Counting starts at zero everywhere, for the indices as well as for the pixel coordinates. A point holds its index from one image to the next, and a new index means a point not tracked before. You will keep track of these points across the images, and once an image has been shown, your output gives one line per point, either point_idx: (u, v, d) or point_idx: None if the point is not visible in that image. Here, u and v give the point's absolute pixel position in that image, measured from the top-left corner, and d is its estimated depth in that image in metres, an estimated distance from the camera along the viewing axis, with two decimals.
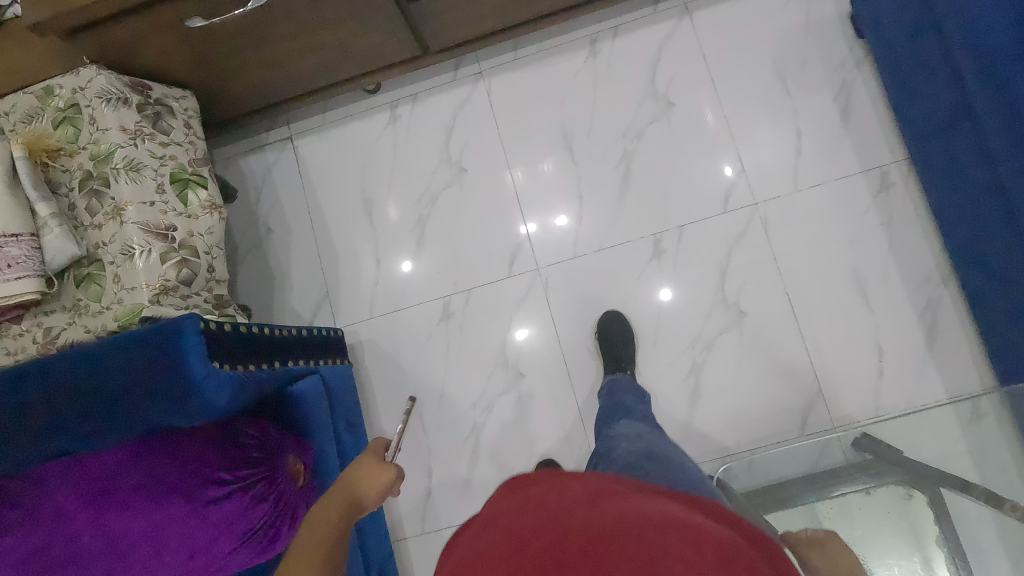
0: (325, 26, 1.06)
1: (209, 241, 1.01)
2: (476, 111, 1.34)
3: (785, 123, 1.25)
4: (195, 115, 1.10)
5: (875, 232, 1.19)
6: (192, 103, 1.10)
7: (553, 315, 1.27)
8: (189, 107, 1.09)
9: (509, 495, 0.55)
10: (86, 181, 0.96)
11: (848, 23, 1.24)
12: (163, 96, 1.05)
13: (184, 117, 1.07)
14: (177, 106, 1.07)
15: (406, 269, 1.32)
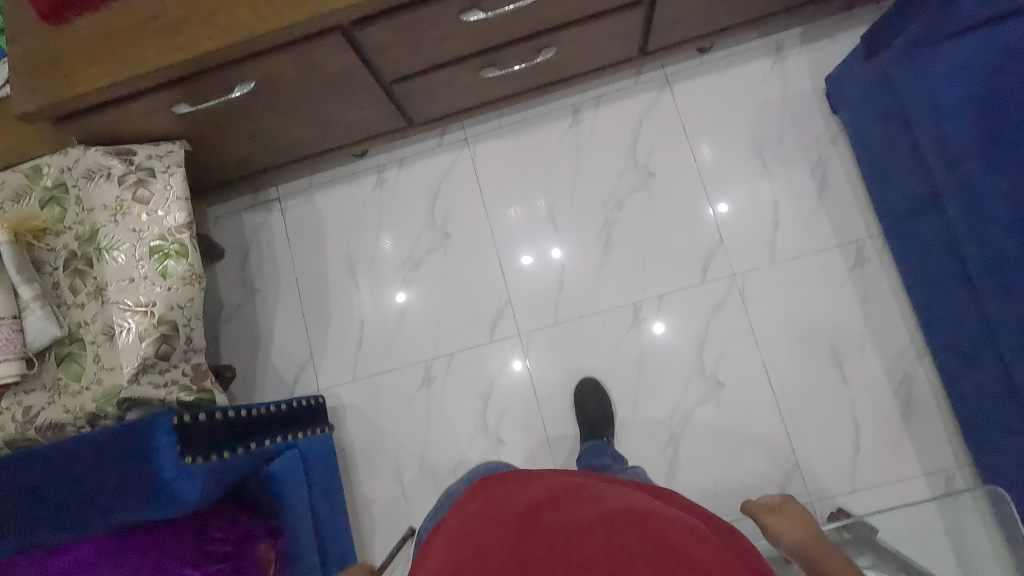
0: (312, 106, 1.09)
1: (188, 313, 0.99)
2: (461, 176, 1.37)
3: (763, 196, 1.27)
4: (179, 170, 1.02)
5: (850, 306, 1.21)
6: (179, 158, 1.03)
7: (542, 350, 1.28)
8: (174, 164, 1.02)
9: (472, 517, 0.64)
10: (70, 260, 0.98)
11: (824, 100, 1.28)
12: (149, 157, 1.01)
13: (167, 176, 1.01)
14: (161, 164, 1.01)
15: (400, 298, 1.35)
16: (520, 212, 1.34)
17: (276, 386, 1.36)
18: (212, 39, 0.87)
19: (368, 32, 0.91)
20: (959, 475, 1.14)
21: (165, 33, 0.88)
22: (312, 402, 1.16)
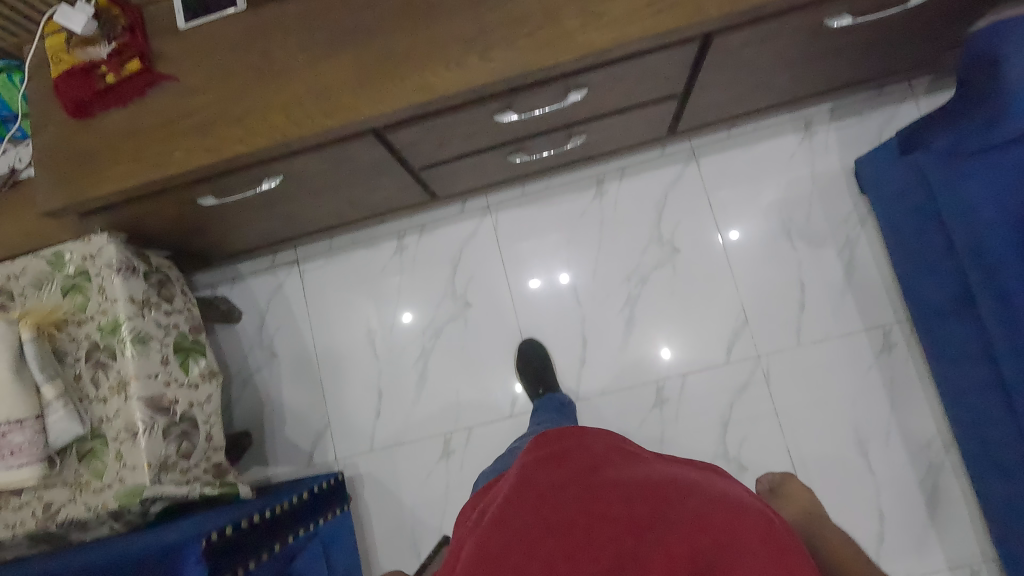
0: (339, 191, 1.07)
1: (206, 410, 1.04)
2: (483, 245, 1.36)
3: (789, 275, 1.26)
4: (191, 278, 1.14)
5: (877, 392, 1.20)
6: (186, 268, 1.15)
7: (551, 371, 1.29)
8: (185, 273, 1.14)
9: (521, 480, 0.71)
10: (92, 352, 0.96)
11: (853, 180, 1.26)
12: (163, 263, 1.09)
13: (182, 283, 1.11)
14: (175, 271, 1.11)
15: (406, 320, 1.35)
16: (542, 284, 1.33)
17: (292, 455, 1.34)
18: (244, 142, 0.85)
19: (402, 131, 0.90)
20: (984, 571, 1.13)
21: (195, 134, 0.87)
22: (339, 479, 1.18)
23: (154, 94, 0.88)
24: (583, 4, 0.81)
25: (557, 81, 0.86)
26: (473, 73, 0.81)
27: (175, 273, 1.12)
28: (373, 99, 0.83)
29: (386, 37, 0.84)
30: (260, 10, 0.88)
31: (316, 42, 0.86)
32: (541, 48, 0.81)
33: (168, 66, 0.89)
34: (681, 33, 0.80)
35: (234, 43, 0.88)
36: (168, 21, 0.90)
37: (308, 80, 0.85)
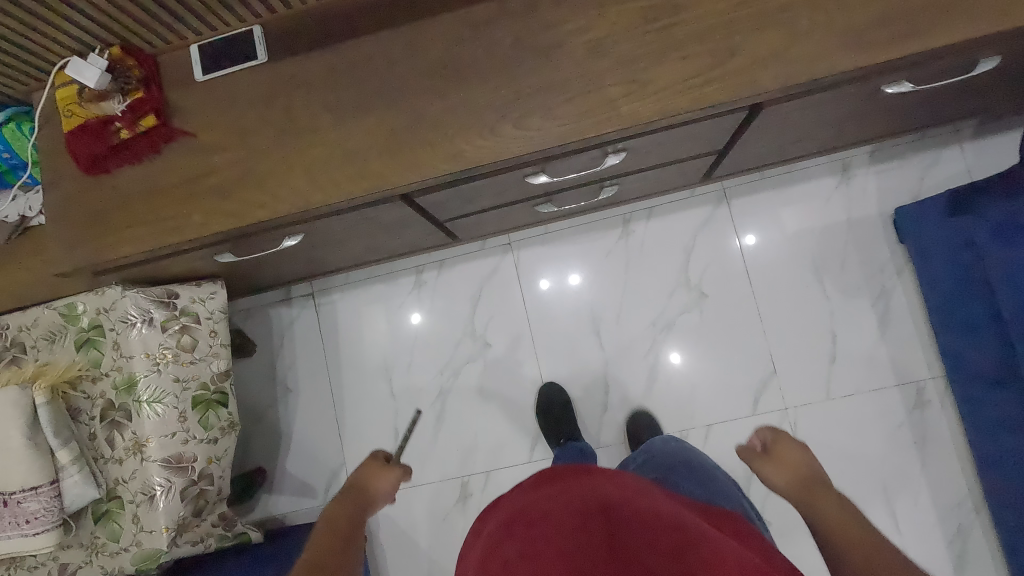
0: (360, 239, 1.03)
1: (223, 463, 1.01)
2: (503, 283, 1.32)
3: (820, 325, 1.22)
4: (222, 315, 1.03)
5: (908, 449, 1.17)
6: (220, 302, 1.03)
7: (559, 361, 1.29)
8: (217, 310, 1.02)
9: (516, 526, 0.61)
10: (108, 410, 0.94)
11: (892, 227, 1.21)
12: (192, 301, 0.99)
13: (211, 323, 1.01)
14: (205, 310, 1.00)
15: (416, 320, 1.33)
16: (564, 329, 1.29)
17: (307, 493, 1.32)
18: (265, 207, 0.81)
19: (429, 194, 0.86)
20: None
21: (215, 196, 0.82)
22: None
23: (172, 152, 0.84)
24: (627, 71, 0.76)
25: (594, 147, 0.81)
26: (508, 143, 0.77)
27: (206, 310, 1.01)
28: (402, 166, 0.79)
29: (417, 98, 0.79)
30: (283, 64, 0.83)
31: (341, 101, 0.81)
32: (582, 118, 0.76)
33: (186, 120, 0.84)
34: (730, 104, 0.75)
35: (254, 98, 0.83)
36: (185, 72, 0.85)
37: (333, 142, 0.81)
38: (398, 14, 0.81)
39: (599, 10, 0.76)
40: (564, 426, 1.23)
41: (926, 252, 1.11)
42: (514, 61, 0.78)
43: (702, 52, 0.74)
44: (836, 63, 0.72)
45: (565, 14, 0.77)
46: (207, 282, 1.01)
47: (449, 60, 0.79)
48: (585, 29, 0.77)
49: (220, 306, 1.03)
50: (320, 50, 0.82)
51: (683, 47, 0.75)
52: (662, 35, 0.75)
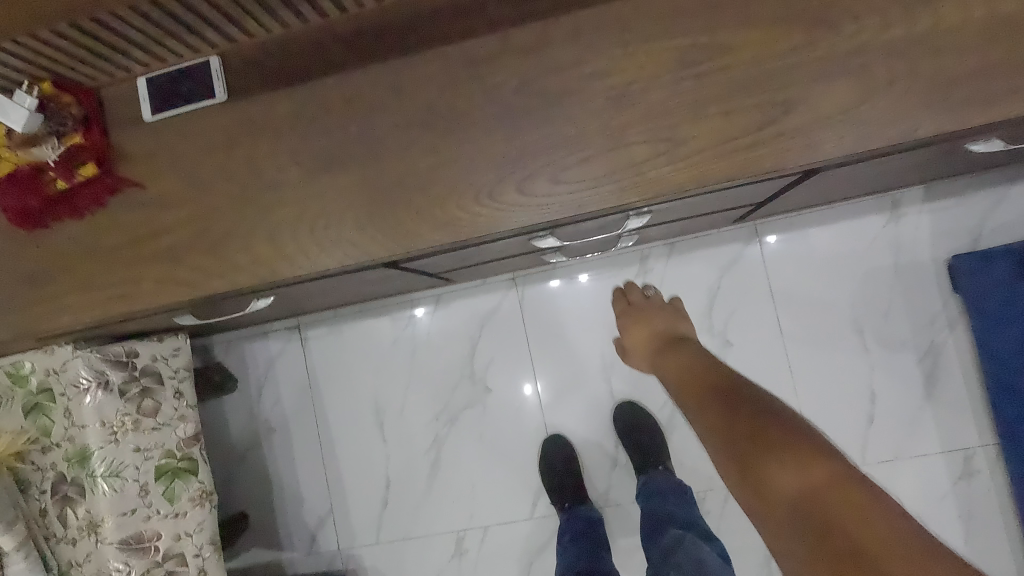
0: (344, 288, 0.92)
1: (198, 539, 0.90)
2: (505, 322, 1.20)
3: (859, 381, 1.09)
4: (186, 373, 0.95)
5: (950, 524, 1.06)
6: (184, 358, 0.95)
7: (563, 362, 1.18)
8: (181, 367, 0.94)
9: None
10: (58, 485, 0.84)
11: (946, 274, 1.08)
12: (153, 360, 0.91)
13: (176, 381, 0.93)
14: (168, 368, 0.92)
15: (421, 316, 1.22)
16: (573, 378, 1.18)
17: (292, 541, 1.24)
18: (225, 277, 0.70)
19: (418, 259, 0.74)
20: None
21: (167, 260, 0.71)
22: None
23: (119, 207, 0.72)
24: (657, 126, 0.62)
25: (611, 213, 0.69)
26: (510, 211, 0.64)
27: (168, 369, 0.92)
28: (384, 234, 0.67)
29: (402, 151, 0.66)
30: (245, 105, 0.70)
31: (313, 151, 0.68)
32: (599, 184, 0.63)
33: (133, 169, 0.72)
34: (780, 171, 0.62)
35: (212, 144, 0.71)
36: (132, 110, 0.72)
37: (302, 201, 0.68)
38: (381, 46, 0.67)
39: (625, 49, 0.62)
40: (568, 485, 1.13)
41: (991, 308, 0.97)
42: (519, 110, 0.64)
43: (752, 106, 0.60)
44: (918, 126, 0.58)
45: (583, 53, 0.63)
46: (169, 336, 0.94)
47: (440, 106, 0.66)
48: (607, 73, 0.63)
49: (184, 363, 0.95)
50: (288, 88, 0.69)
51: (726, 100, 0.61)
52: (702, 83, 0.61)
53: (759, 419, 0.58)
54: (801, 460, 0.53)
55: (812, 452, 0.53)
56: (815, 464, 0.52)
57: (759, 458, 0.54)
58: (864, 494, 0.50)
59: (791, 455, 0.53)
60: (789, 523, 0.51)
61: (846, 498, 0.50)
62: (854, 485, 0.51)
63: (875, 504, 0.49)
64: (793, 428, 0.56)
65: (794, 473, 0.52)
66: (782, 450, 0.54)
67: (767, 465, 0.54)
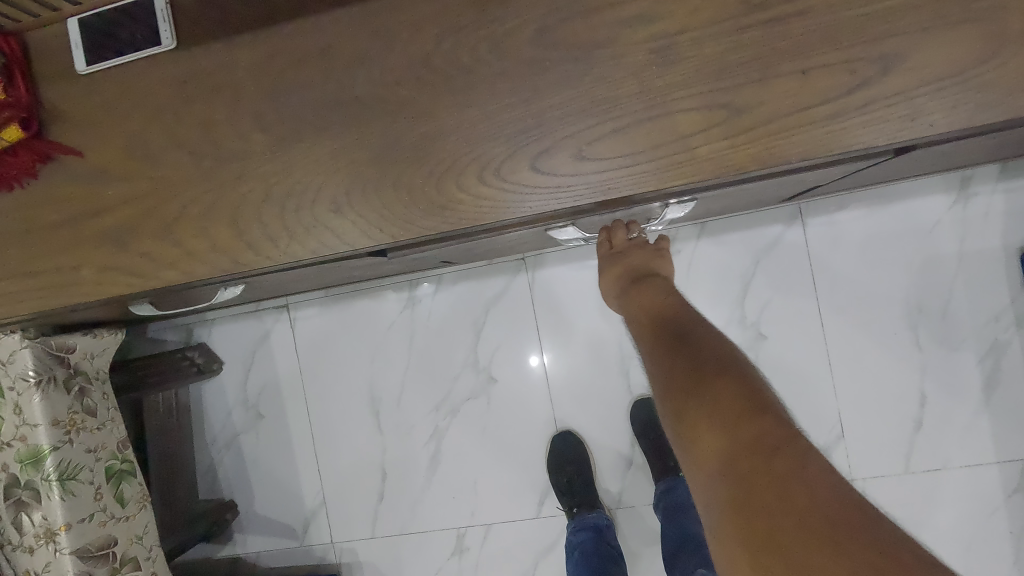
0: (328, 273, 0.80)
1: (149, 542, 0.84)
2: (512, 307, 1.08)
3: (908, 382, 0.98)
4: (106, 376, 0.84)
5: (999, 541, 0.96)
6: (107, 356, 0.85)
7: (574, 346, 1.07)
8: (101, 369, 0.84)
9: None
10: (11, 488, 0.75)
11: (1018, 264, 0.94)
12: (81, 358, 0.80)
13: (101, 384, 0.83)
14: (93, 367, 0.82)
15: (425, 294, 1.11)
16: (586, 370, 1.07)
17: (282, 534, 1.17)
18: (178, 267, 0.58)
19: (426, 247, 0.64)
20: None
21: (109, 245, 0.59)
22: None
23: (52, 178, 0.60)
24: (712, 89, 0.48)
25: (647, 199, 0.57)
26: (523, 194, 0.52)
27: (94, 368, 0.83)
28: (367, 218, 0.55)
29: (388, 116, 0.53)
30: (198, 55, 0.57)
31: (280, 114, 0.55)
32: (634, 162, 0.50)
33: (68, 134, 0.59)
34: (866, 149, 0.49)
35: (160, 104, 0.58)
36: (63, 60, 0.59)
37: (268, 176, 0.56)
38: None
39: None
40: (578, 488, 1.04)
41: None
42: (536, 66, 0.51)
43: (839, 65, 0.47)
44: None
45: None
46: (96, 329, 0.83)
47: (437, 59, 0.52)
48: (650, 19, 0.49)
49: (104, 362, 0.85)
50: (249, 34, 0.56)
51: (805, 56, 0.47)
52: (775, 33, 0.47)
53: (700, 365, 0.49)
54: (726, 421, 0.44)
55: (739, 408, 0.44)
56: (735, 424, 0.43)
57: (685, 408, 0.47)
58: (785, 463, 0.40)
59: (720, 412, 0.45)
60: (706, 489, 0.43)
61: (762, 463, 0.41)
62: (777, 446, 0.41)
63: (805, 471, 0.40)
64: (734, 378, 0.47)
65: (715, 434, 0.44)
66: (708, 401, 0.46)
67: (693, 425, 0.46)
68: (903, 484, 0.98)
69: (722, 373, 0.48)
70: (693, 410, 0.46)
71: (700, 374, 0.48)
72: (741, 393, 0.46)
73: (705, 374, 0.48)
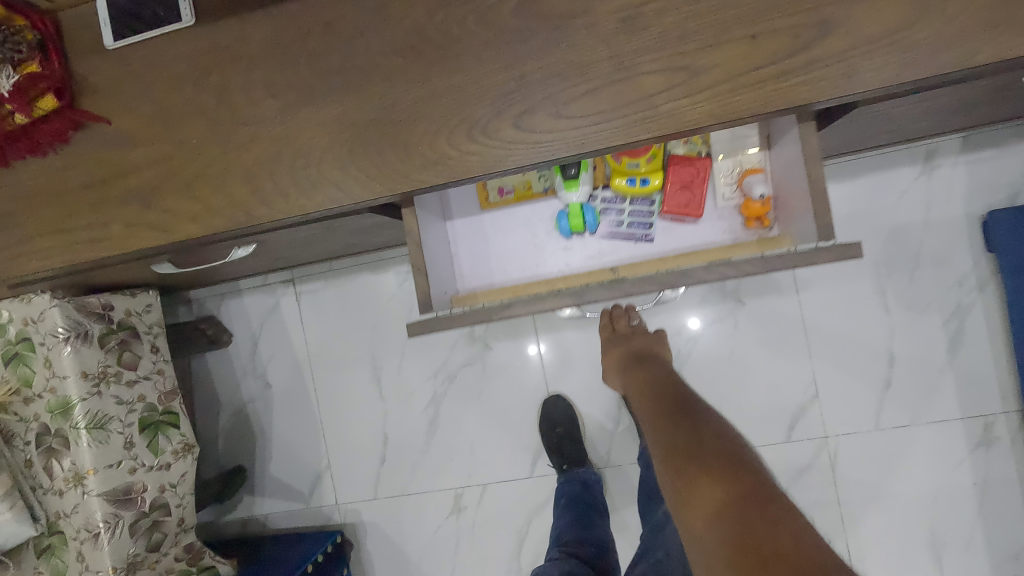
0: (331, 240, 0.87)
1: (181, 490, 0.91)
2: (518, 330, 1.15)
3: (877, 344, 1.04)
4: (160, 329, 0.95)
5: (964, 492, 1.02)
6: (156, 315, 0.95)
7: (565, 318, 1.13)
8: (155, 323, 0.94)
9: None
10: (43, 436, 0.81)
11: (980, 233, 1.00)
12: (127, 314, 0.90)
13: (152, 337, 0.93)
14: (143, 323, 0.92)
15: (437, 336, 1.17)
16: (577, 340, 1.13)
17: (291, 496, 1.23)
18: (198, 221, 0.64)
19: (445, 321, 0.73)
20: None
21: (135, 203, 0.65)
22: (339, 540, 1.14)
23: (81, 143, 0.66)
24: (672, 53, 0.55)
25: (639, 280, 0.63)
26: (506, 150, 0.58)
27: (144, 324, 0.92)
28: (368, 175, 0.61)
29: (386, 84, 0.60)
30: (215, 32, 0.63)
31: (289, 83, 0.62)
32: (604, 119, 0.56)
33: (97, 102, 0.66)
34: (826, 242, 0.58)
35: (181, 75, 0.64)
36: (92, 37, 0.66)
37: (278, 139, 0.62)
38: None
39: None
40: (567, 447, 1.10)
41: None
42: (518, 34, 0.57)
43: (783, 30, 0.53)
44: (976, 50, 0.50)
45: None
46: (143, 291, 0.95)
47: (429, 31, 0.59)
48: None
49: (158, 320, 0.95)
50: (262, 11, 0.62)
51: (753, 22, 0.53)
52: (725, 2, 0.53)
53: (700, 434, 0.59)
54: (725, 472, 0.53)
55: (735, 467, 0.53)
56: (733, 479, 0.52)
57: (689, 465, 0.55)
58: (776, 509, 0.48)
59: (718, 468, 0.53)
60: (707, 530, 0.50)
61: (758, 506, 0.49)
62: (769, 497, 0.50)
63: (793, 519, 0.48)
64: (727, 447, 0.56)
65: (716, 483, 0.52)
66: (706, 461, 0.55)
67: (693, 479, 0.54)
68: (871, 441, 1.05)
69: (716, 439, 0.58)
70: (692, 466, 0.55)
71: (700, 440, 0.57)
72: (736, 456, 0.55)
73: (706, 441, 0.57)
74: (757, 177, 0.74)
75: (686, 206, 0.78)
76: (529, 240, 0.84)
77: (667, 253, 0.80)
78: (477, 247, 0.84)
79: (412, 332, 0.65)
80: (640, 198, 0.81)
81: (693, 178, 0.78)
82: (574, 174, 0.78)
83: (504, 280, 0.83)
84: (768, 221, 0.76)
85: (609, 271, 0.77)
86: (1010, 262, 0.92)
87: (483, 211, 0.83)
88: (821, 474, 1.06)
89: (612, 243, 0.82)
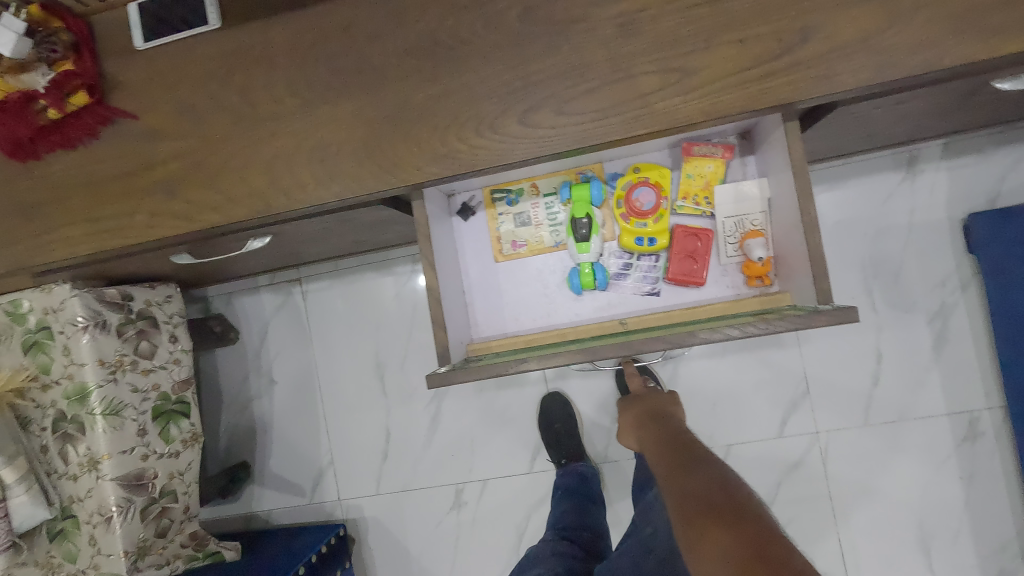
0: (340, 236, 0.90)
1: (188, 478, 0.95)
2: (519, 383, 1.18)
3: (865, 342, 1.08)
4: (179, 320, 0.99)
5: (950, 487, 1.05)
6: (176, 306, 0.99)
7: None
8: (174, 313, 0.99)
9: None
10: (59, 422, 0.84)
11: (961, 234, 1.05)
12: (146, 305, 0.93)
13: (170, 328, 0.97)
14: (163, 313, 0.96)
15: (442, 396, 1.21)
16: None
17: (293, 493, 1.25)
18: (219, 211, 0.68)
19: (452, 323, 0.76)
20: None
21: (161, 193, 0.69)
22: (342, 535, 1.16)
23: (109, 137, 0.70)
24: (666, 55, 0.59)
25: (649, 338, 0.64)
26: (511, 144, 0.62)
27: (162, 315, 0.96)
28: (382, 168, 0.65)
29: (401, 82, 0.64)
30: (240, 35, 0.67)
31: (308, 83, 0.66)
32: (603, 116, 0.60)
33: (126, 99, 0.70)
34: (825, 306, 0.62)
35: (206, 74, 0.68)
36: (123, 38, 0.70)
37: (297, 134, 0.66)
38: None
39: None
40: (565, 443, 1.12)
41: (1004, 267, 0.95)
42: (524, 37, 0.61)
43: (768, 34, 0.57)
44: (943, 55, 0.55)
45: None
46: (162, 283, 0.98)
47: (440, 35, 0.63)
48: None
49: (176, 311, 0.99)
50: (284, 16, 0.66)
51: (741, 27, 0.58)
52: (715, 10, 0.58)
53: (710, 485, 0.61)
54: (730, 519, 0.55)
55: (740, 514, 0.55)
56: (740, 524, 0.53)
57: (694, 514, 0.57)
58: (776, 555, 0.50)
59: (727, 516, 0.55)
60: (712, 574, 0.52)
61: (761, 548, 0.51)
62: (771, 543, 0.51)
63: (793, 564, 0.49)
64: (735, 497, 0.58)
65: (720, 529, 0.54)
66: (717, 511, 0.56)
67: (703, 526, 0.55)
68: (861, 438, 1.08)
69: (723, 489, 0.60)
70: (702, 515, 0.57)
71: (710, 492, 0.60)
72: (741, 505, 0.57)
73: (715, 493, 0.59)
74: (758, 240, 0.75)
75: (690, 275, 0.79)
76: (540, 291, 0.85)
77: (673, 308, 0.82)
78: (490, 296, 0.86)
79: (429, 384, 0.67)
80: (647, 255, 0.83)
81: (697, 247, 0.79)
82: (585, 236, 0.79)
83: (516, 330, 0.85)
84: (769, 279, 0.78)
85: (620, 326, 0.81)
86: (990, 262, 0.96)
87: (497, 263, 0.85)
88: (812, 470, 1.09)
89: (622, 296, 0.83)
